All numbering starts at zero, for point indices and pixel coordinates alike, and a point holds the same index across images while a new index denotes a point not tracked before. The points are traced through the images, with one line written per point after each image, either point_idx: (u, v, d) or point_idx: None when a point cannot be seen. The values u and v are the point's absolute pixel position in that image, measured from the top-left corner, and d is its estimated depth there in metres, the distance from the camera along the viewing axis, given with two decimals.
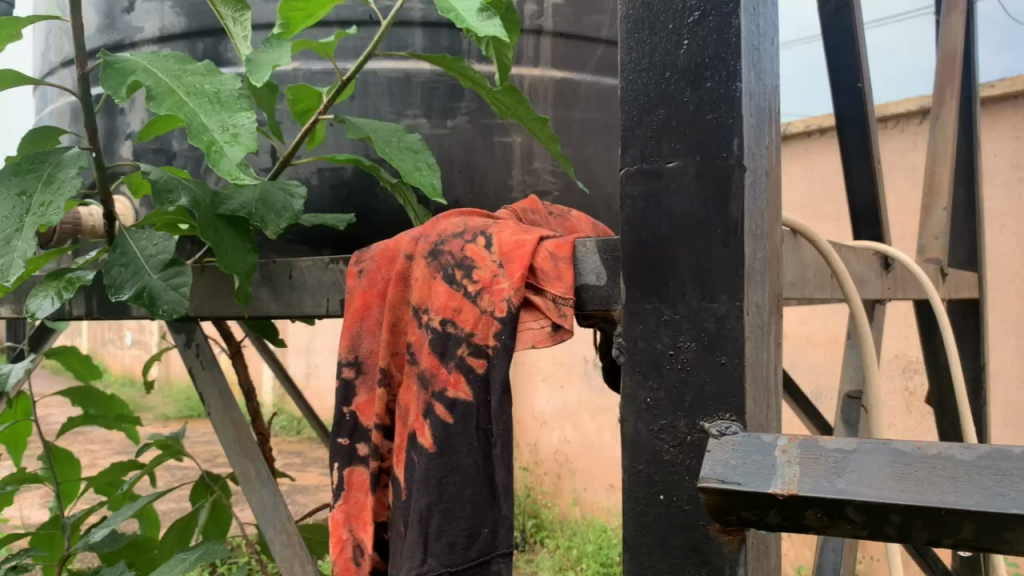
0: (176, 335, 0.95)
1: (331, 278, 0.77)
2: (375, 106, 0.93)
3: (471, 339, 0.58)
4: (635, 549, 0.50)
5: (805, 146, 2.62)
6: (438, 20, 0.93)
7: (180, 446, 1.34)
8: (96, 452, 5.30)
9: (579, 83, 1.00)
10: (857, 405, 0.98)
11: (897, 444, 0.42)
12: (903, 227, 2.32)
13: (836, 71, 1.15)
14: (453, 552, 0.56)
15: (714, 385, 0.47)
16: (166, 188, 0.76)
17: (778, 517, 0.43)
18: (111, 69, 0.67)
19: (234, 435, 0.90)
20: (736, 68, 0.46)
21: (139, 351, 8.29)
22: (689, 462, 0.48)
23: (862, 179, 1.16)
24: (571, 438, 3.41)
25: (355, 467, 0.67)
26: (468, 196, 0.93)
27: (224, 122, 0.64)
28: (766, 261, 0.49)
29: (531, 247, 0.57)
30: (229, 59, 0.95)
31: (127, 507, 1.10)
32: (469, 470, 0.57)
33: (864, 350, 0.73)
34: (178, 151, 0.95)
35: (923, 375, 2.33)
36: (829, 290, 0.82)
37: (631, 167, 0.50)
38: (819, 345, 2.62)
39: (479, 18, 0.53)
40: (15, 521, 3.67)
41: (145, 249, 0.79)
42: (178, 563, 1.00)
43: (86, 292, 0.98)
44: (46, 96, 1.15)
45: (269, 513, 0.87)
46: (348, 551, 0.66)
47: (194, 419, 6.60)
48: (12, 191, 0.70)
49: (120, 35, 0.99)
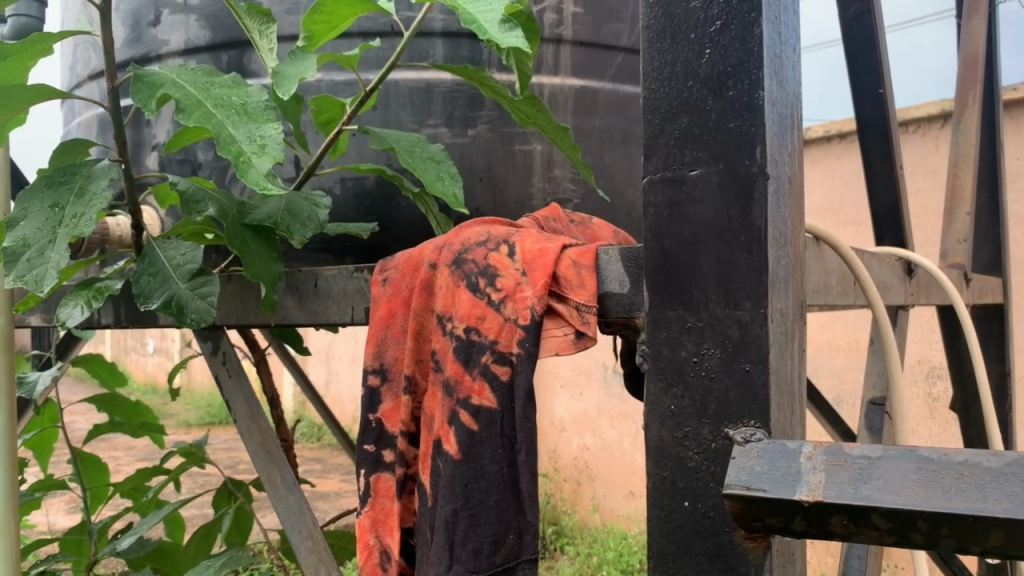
0: (203, 343, 0.97)
1: (356, 286, 0.78)
2: (396, 116, 0.94)
3: (495, 346, 0.59)
4: (660, 555, 0.50)
5: (825, 151, 2.61)
6: (458, 30, 0.94)
7: (203, 454, 1.35)
8: (119, 458, 5.37)
9: (598, 91, 1.01)
10: (880, 411, 0.97)
11: (923, 451, 0.42)
12: (925, 230, 2.30)
13: (857, 76, 1.15)
14: (479, 558, 0.56)
15: (738, 392, 0.47)
16: (194, 200, 0.77)
17: (804, 524, 0.43)
18: (142, 83, 0.68)
19: (260, 441, 0.91)
20: (758, 76, 0.47)
21: (162, 357, 8.37)
22: (714, 469, 0.48)
23: (884, 185, 1.15)
24: (590, 444, 3.40)
25: (382, 474, 0.67)
26: (489, 203, 0.93)
27: (251, 133, 0.65)
28: (790, 267, 0.49)
29: (553, 256, 0.58)
30: (253, 71, 0.96)
31: (153, 515, 1.11)
32: (495, 476, 0.57)
33: (889, 355, 0.73)
34: (203, 162, 0.97)
35: (947, 381, 2.31)
36: (853, 295, 0.81)
37: (654, 175, 0.51)
38: (840, 351, 2.61)
39: (502, 29, 0.54)
40: (41, 527, 3.72)
41: (172, 259, 0.80)
42: (204, 569, 1.01)
43: (114, 300, 0.99)
44: (73, 108, 1.17)
45: (295, 518, 0.88)
46: (375, 557, 0.66)
47: (215, 426, 6.67)
48: (46, 203, 0.72)
49: (146, 48, 1.01)
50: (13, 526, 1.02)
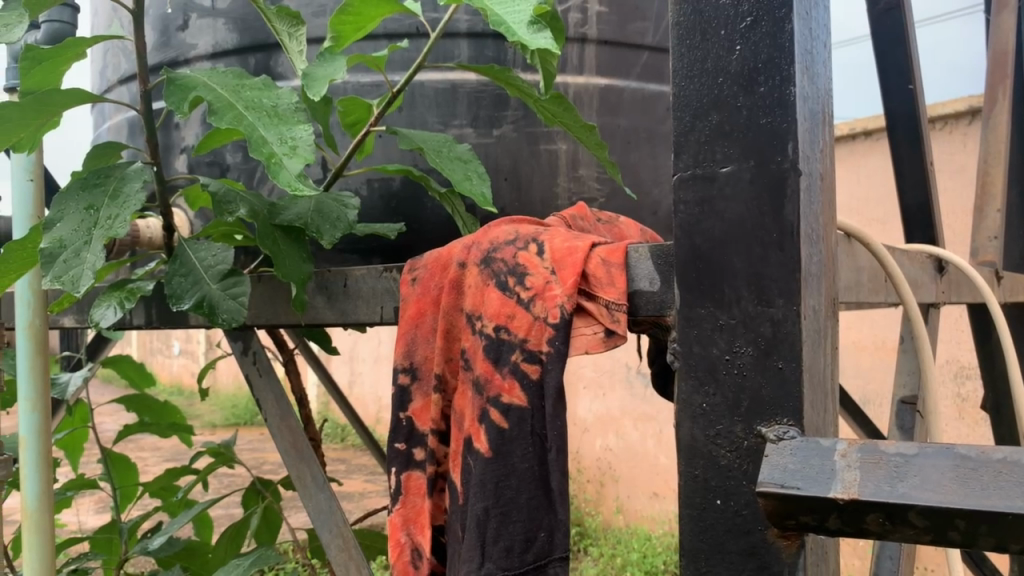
0: (233, 343, 0.98)
1: (384, 285, 0.78)
2: (422, 117, 0.94)
3: (525, 345, 0.59)
4: (692, 553, 0.50)
5: (851, 149, 2.59)
6: (483, 31, 0.95)
7: (232, 454, 1.36)
8: (146, 459, 5.44)
9: (624, 89, 1.00)
10: (911, 410, 0.97)
11: (960, 449, 0.41)
12: (953, 229, 2.28)
13: (886, 72, 1.13)
14: (510, 556, 0.56)
15: (771, 389, 0.47)
16: (225, 202, 0.78)
17: (838, 522, 0.43)
18: (174, 86, 0.69)
19: (290, 440, 0.91)
20: (790, 72, 0.46)
21: (187, 359, 8.46)
22: (747, 467, 0.48)
23: (914, 182, 1.14)
24: (614, 446, 3.40)
25: (412, 472, 0.68)
26: (515, 203, 0.94)
27: (282, 135, 0.65)
28: (822, 264, 0.49)
29: (583, 254, 0.58)
30: (281, 73, 0.97)
31: (182, 515, 1.12)
32: (525, 474, 0.57)
33: (922, 352, 0.72)
34: (232, 164, 0.98)
35: (976, 381, 2.28)
36: (884, 292, 0.81)
37: (684, 173, 0.50)
38: (867, 351, 2.58)
39: (530, 30, 0.54)
40: (71, 527, 3.79)
41: (203, 260, 0.81)
42: (233, 569, 1.02)
43: (146, 301, 1.01)
44: (104, 112, 1.19)
45: (325, 516, 0.88)
46: (406, 555, 0.66)
47: (240, 427, 6.74)
48: (81, 205, 0.73)
49: (174, 52, 1.03)
50: (47, 525, 1.04)
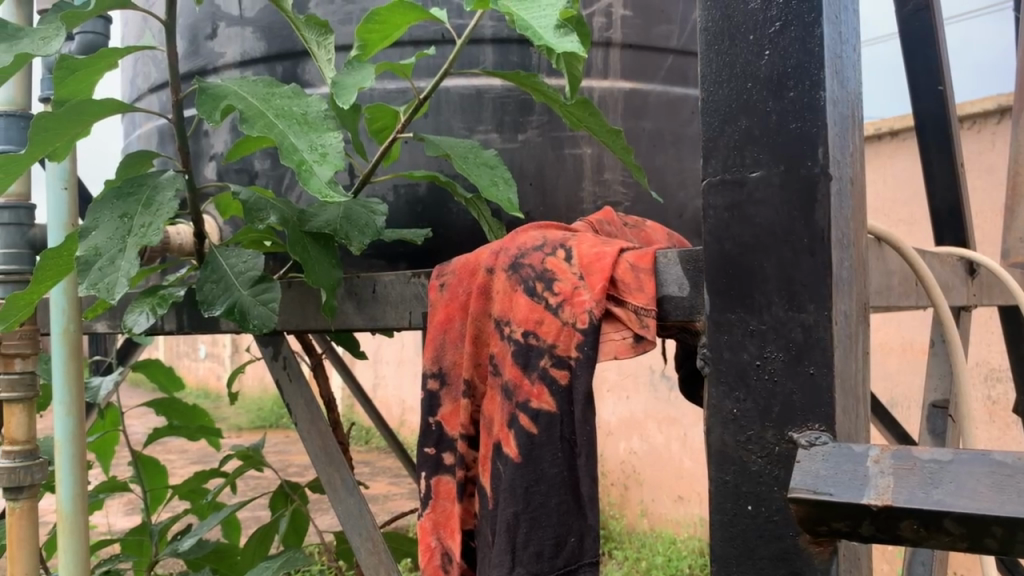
0: (264, 348, 0.99)
1: (413, 291, 0.79)
2: (448, 123, 0.95)
3: (554, 350, 0.59)
4: (722, 559, 0.50)
5: (877, 149, 2.56)
6: (508, 36, 0.95)
7: (260, 457, 1.37)
8: (174, 462, 5.50)
9: (649, 93, 1.01)
10: (943, 414, 0.96)
11: (997, 455, 0.41)
12: (984, 230, 2.25)
13: (914, 72, 1.12)
14: (540, 561, 0.56)
15: (802, 396, 0.47)
16: (257, 209, 0.79)
17: (872, 528, 0.42)
18: (206, 96, 0.70)
19: (319, 444, 0.92)
20: (820, 77, 0.46)
21: (213, 362, 8.55)
22: (778, 472, 0.48)
23: (943, 183, 1.13)
24: (638, 448, 3.39)
25: (442, 477, 0.69)
26: (540, 208, 0.94)
27: (312, 142, 0.66)
28: (853, 269, 0.49)
29: (611, 258, 0.58)
30: (308, 81, 0.98)
31: (212, 517, 1.13)
32: (555, 479, 0.58)
33: (954, 355, 0.71)
34: (260, 171, 0.99)
35: (1007, 383, 2.25)
36: (914, 297, 0.80)
37: (713, 178, 0.50)
38: (894, 352, 2.56)
39: (557, 35, 0.54)
40: (102, 528, 3.84)
41: (234, 266, 0.82)
42: (262, 570, 1.03)
43: (177, 307, 1.02)
44: (134, 121, 1.21)
45: (354, 520, 0.89)
46: (436, 559, 0.67)
47: (267, 430, 6.80)
48: (115, 213, 0.75)
49: (203, 61, 1.04)
50: (82, 527, 1.06)
